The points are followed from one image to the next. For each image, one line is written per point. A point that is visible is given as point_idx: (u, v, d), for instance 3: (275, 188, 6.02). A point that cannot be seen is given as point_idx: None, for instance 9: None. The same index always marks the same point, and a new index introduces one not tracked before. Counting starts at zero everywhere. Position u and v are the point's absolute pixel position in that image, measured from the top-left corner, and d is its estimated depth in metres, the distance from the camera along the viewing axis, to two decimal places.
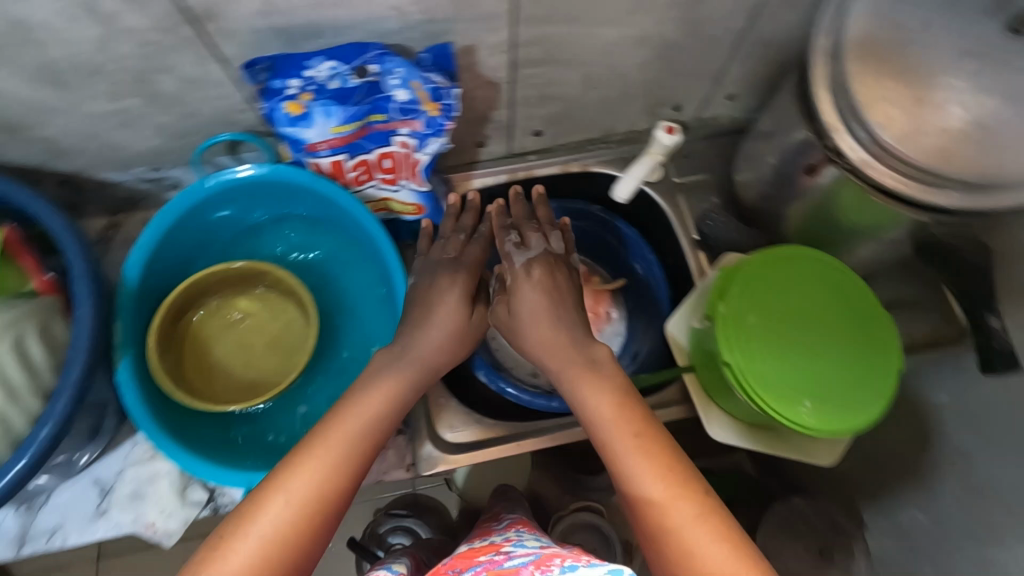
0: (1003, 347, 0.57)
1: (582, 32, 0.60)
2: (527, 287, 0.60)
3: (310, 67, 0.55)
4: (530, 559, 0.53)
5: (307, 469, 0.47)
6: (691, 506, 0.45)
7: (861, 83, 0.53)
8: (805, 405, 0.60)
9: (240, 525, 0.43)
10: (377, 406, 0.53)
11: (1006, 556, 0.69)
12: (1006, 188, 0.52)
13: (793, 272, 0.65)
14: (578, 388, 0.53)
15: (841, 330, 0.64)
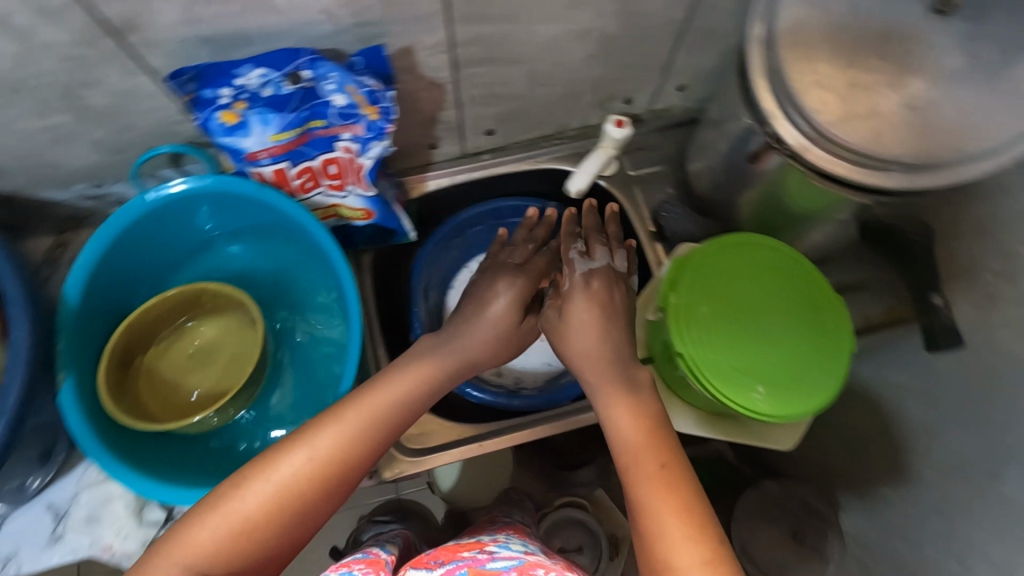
0: (945, 323, 0.62)
1: (522, 29, 0.60)
2: (582, 295, 0.62)
3: (240, 75, 0.53)
4: (513, 564, 0.52)
5: (331, 432, 0.51)
6: (685, 530, 0.47)
7: (794, 69, 0.54)
8: (759, 391, 0.61)
9: (264, 471, 0.49)
10: (407, 391, 0.56)
11: (971, 528, 0.71)
12: (943, 166, 0.53)
13: (747, 260, 0.67)
14: (610, 407, 0.55)
15: (793, 315, 0.64)
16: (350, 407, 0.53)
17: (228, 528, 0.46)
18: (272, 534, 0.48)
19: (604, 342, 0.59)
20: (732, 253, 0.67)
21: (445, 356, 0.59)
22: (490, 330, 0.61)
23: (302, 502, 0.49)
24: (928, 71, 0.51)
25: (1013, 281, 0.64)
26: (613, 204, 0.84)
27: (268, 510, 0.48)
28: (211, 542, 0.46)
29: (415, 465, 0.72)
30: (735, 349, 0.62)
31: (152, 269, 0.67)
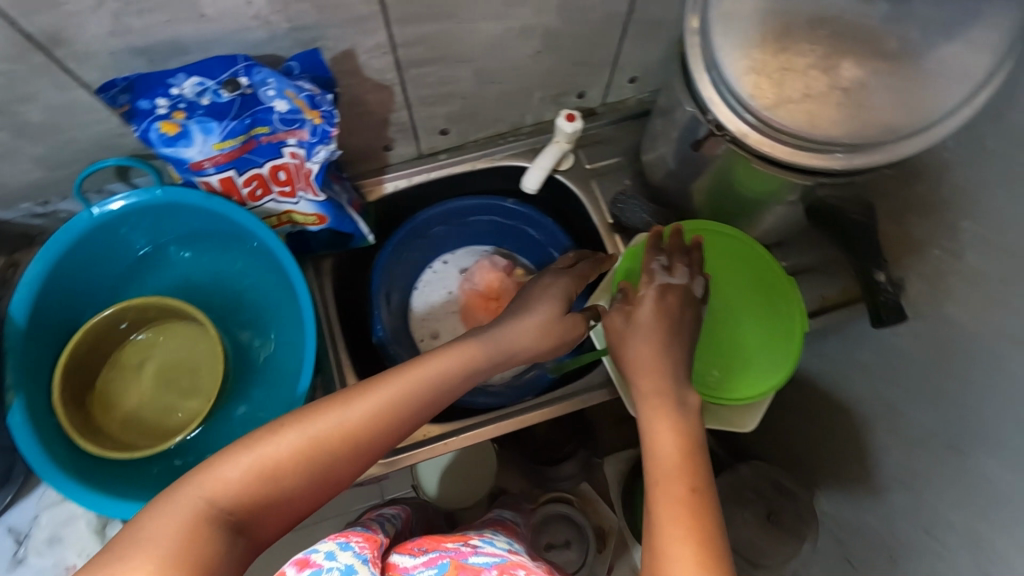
0: (888, 300, 0.66)
1: (462, 27, 0.60)
2: (650, 305, 0.58)
3: (175, 84, 0.53)
4: (495, 561, 0.49)
5: (372, 398, 0.49)
6: (687, 545, 0.44)
7: (728, 57, 0.55)
8: (711, 374, 0.65)
9: (301, 424, 0.46)
10: (451, 370, 0.53)
11: (935, 499, 0.71)
12: (873, 146, 0.55)
13: (709, 247, 0.69)
14: (651, 421, 0.53)
15: (748, 300, 0.68)
16: (394, 377, 0.51)
17: (255, 472, 0.44)
18: (295, 490, 0.45)
19: (664, 355, 0.56)
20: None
21: (490, 344, 0.57)
22: (530, 327, 0.59)
23: (329, 465, 0.46)
24: (854, 53, 0.52)
25: (958, 254, 0.65)
26: (571, 198, 0.85)
27: (297, 464, 0.45)
28: (236, 482, 0.44)
29: (384, 466, 0.71)
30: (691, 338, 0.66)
31: (106, 286, 0.67)
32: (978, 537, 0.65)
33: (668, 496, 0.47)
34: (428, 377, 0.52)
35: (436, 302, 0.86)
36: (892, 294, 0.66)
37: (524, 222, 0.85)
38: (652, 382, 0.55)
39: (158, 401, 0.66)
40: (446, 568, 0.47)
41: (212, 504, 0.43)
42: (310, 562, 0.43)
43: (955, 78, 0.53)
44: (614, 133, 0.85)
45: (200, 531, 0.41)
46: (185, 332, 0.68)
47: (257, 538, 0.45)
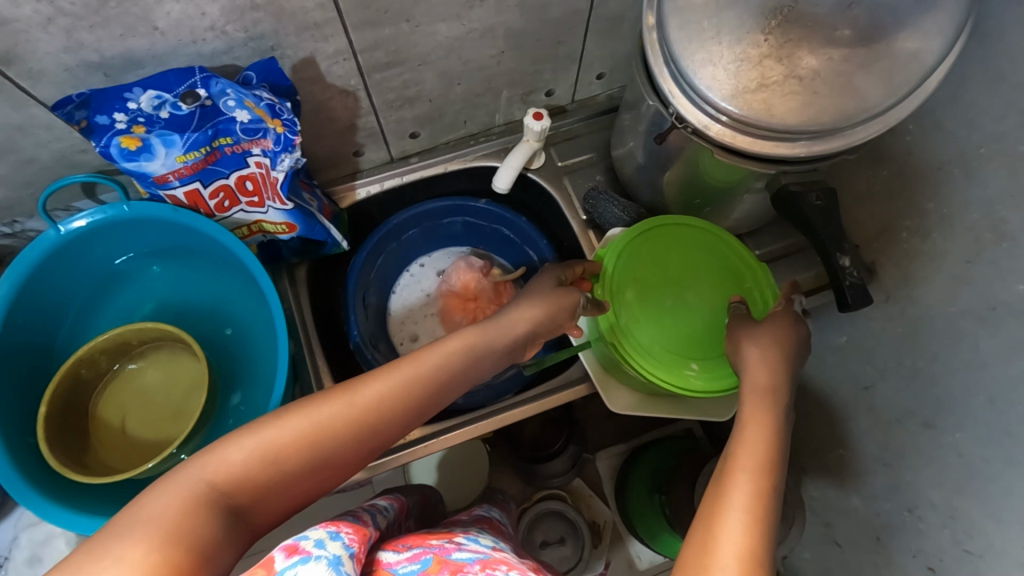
0: (851, 284, 0.66)
1: (421, 29, 0.60)
2: (784, 321, 0.58)
3: (132, 99, 0.52)
4: (478, 556, 0.49)
5: (379, 386, 0.49)
6: (745, 527, 0.43)
7: (683, 49, 0.56)
8: (692, 367, 0.64)
9: (308, 409, 0.46)
10: (458, 359, 0.54)
11: (914, 478, 0.69)
12: (830, 132, 0.56)
13: (676, 241, 0.69)
14: (751, 422, 0.51)
15: (721, 289, 0.68)
16: (401, 366, 0.51)
17: (260, 453, 0.43)
18: (298, 476, 0.44)
19: (781, 370, 0.54)
20: (656, 236, 0.70)
21: (484, 324, 0.59)
22: (512, 324, 0.59)
23: (334, 451, 0.46)
24: (806, 42, 0.52)
25: (926, 235, 0.65)
26: (544, 196, 0.85)
27: (302, 448, 0.44)
28: (243, 465, 0.42)
29: (367, 471, 0.71)
30: (663, 331, 0.66)
31: (73, 303, 0.66)
32: (952, 509, 0.64)
33: (740, 479, 0.46)
34: (435, 367, 0.52)
35: (416, 304, 0.87)
36: (856, 278, 0.66)
37: (499, 222, 0.85)
38: (765, 381, 0.53)
39: (165, 422, 0.66)
40: (429, 563, 0.46)
41: (217, 485, 0.41)
42: (300, 548, 0.38)
43: (908, 63, 0.53)
44: (585, 129, 0.86)
45: (202, 513, 0.39)
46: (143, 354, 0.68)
47: (252, 527, 0.43)
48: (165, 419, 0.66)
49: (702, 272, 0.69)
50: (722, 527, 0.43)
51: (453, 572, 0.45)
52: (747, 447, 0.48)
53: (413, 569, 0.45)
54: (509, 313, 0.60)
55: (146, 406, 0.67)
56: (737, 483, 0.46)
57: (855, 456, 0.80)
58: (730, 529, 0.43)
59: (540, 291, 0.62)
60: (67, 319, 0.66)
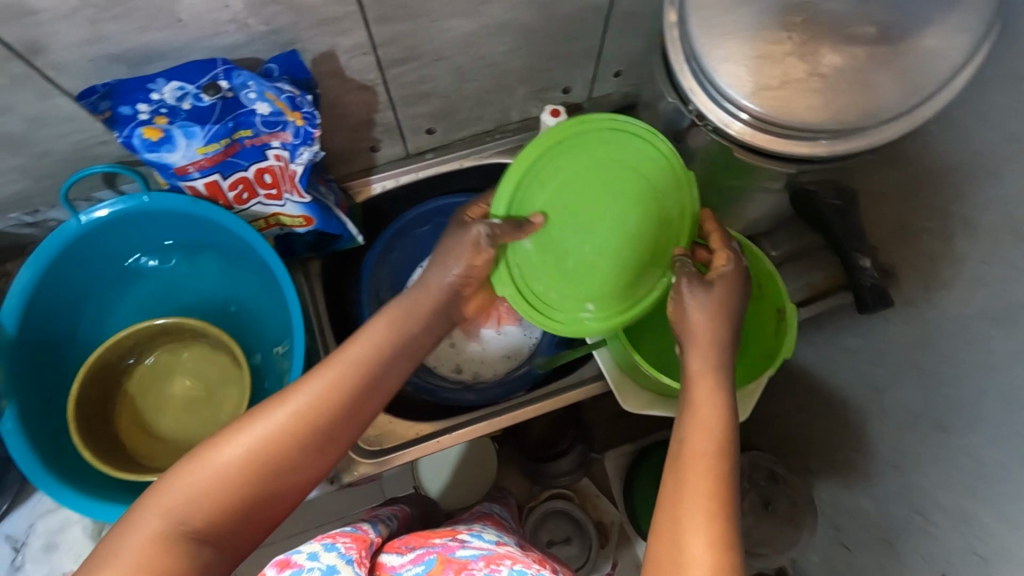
0: (869, 284, 0.70)
1: (439, 24, 0.60)
2: (723, 280, 0.54)
3: (155, 90, 0.53)
4: (482, 552, 0.49)
5: (313, 383, 0.49)
6: (714, 529, 0.43)
7: (707, 45, 0.55)
8: (587, 309, 0.63)
9: (245, 424, 0.46)
10: (387, 343, 0.54)
11: (926, 482, 0.69)
12: (851, 130, 0.55)
13: (586, 161, 0.62)
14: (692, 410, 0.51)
15: (636, 214, 0.61)
16: (332, 361, 0.51)
17: (207, 480, 0.43)
18: (255, 492, 0.45)
19: (717, 344, 0.52)
20: (569, 156, 0.62)
21: (406, 296, 0.58)
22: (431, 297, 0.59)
23: (282, 460, 0.46)
24: (826, 41, 0.52)
25: (947, 239, 0.64)
26: None
27: (249, 463, 0.45)
28: (192, 493, 0.43)
29: (377, 466, 0.69)
30: (564, 269, 0.62)
31: (92, 294, 0.67)
32: (967, 515, 0.63)
33: (696, 480, 0.46)
34: (367, 355, 0.52)
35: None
36: (875, 280, 0.70)
37: None
38: (709, 359, 0.52)
39: (201, 399, 0.67)
40: (433, 564, 0.46)
41: (171, 516, 0.42)
42: (291, 563, 0.40)
43: (931, 63, 0.53)
44: None
45: (169, 547, 0.41)
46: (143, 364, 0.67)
47: (235, 547, 0.44)
48: (200, 398, 0.67)
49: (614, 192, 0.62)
50: (687, 531, 0.44)
51: (457, 572, 0.45)
52: (696, 445, 0.48)
53: (417, 572, 0.45)
54: (426, 279, 0.60)
55: (172, 396, 0.67)
56: (693, 484, 0.46)
57: (866, 459, 0.80)
58: (694, 532, 0.43)
59: (448, 248, 0.60)
60: (86, 309, 0.67)
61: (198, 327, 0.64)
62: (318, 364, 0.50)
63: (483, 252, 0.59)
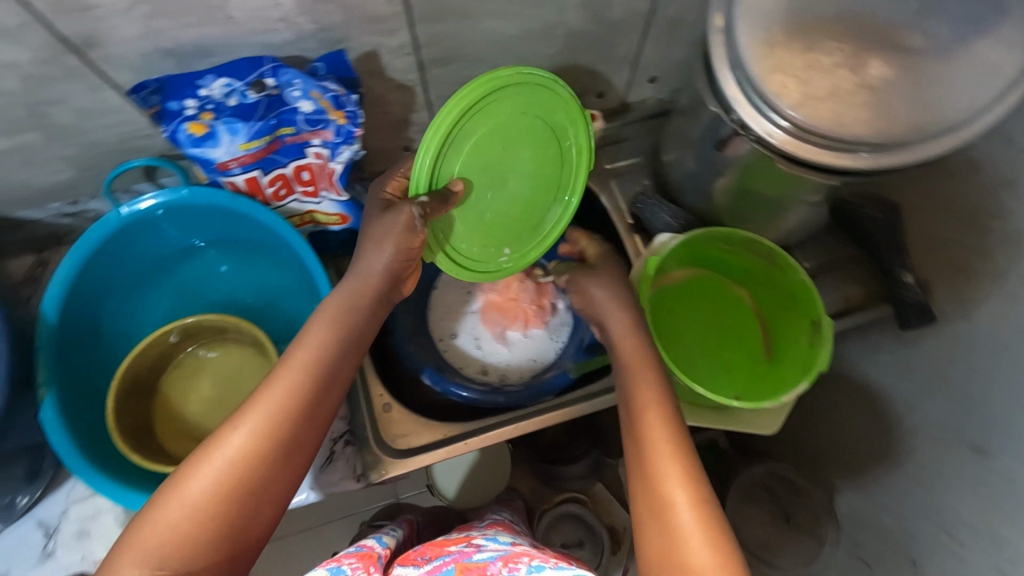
0: (908, 300, 0.70)
1: (482, 27, 0.60)
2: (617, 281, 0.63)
3: (203, 86, 0.54)
4: (498, 554, 0.49)
5: (266, 396, 0.45)
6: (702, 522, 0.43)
7: (755, 54, 0.54)
8: (504, 253, 0.66)
9: (203, 456, 0.42)
10: (334, 337, 0.50)
11: (955, 500, 0.68)
12: (901, 144, 0.53)
13: (505, 117, 0.58)
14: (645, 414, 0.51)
15: (540, 159, 0.63)
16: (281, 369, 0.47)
17: (177, 518, 0.40)
18: (231, 523, 0.41)
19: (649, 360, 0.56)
20: (488, 113, 0.57)
21: (345, 284, 0.54)
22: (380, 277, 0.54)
23: (252, 478, 0.42)
24: (880, 53, 0.52)
25: (988, 255, 0.63)
26: (590, 198, 0.85)
27: (216, 495, 0.41)
28: (163, 540, 0.39)
29: (401, 467, 0.68)
30: (480, 221, 0.63)
31: (129, 284, 0.68)
32: (997, 536, 0.62)
33: (671, 483, 0.46)
34: (317, 354, 0.48)
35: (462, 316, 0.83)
36: (917, 297, 0.69)
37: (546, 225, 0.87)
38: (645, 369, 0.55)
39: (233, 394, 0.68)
40: (452, 572, 0.46)
41: (149, 563, 0.39)
42: None
43: (981, 79, 0.52)
44: (633, 132, 0.85)
45: None
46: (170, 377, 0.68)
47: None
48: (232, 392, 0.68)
49: (523, 141, 0.61)
50: (681, 530, 0.43)
51: None
52: (661, 449, 0.48)
53: None
54: (362, 262, 0.55)
55: (206, 396, 0.68)
56: (669, 485, 0.46)
57: (890, 475, 0.79)
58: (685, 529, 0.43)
59: (376, 234, 0.55)
60: (122, 299, 0.68)
61: (219, 319, 0.65)
62: (265, 377, 0.47)
63: (419, 234, 0.54)
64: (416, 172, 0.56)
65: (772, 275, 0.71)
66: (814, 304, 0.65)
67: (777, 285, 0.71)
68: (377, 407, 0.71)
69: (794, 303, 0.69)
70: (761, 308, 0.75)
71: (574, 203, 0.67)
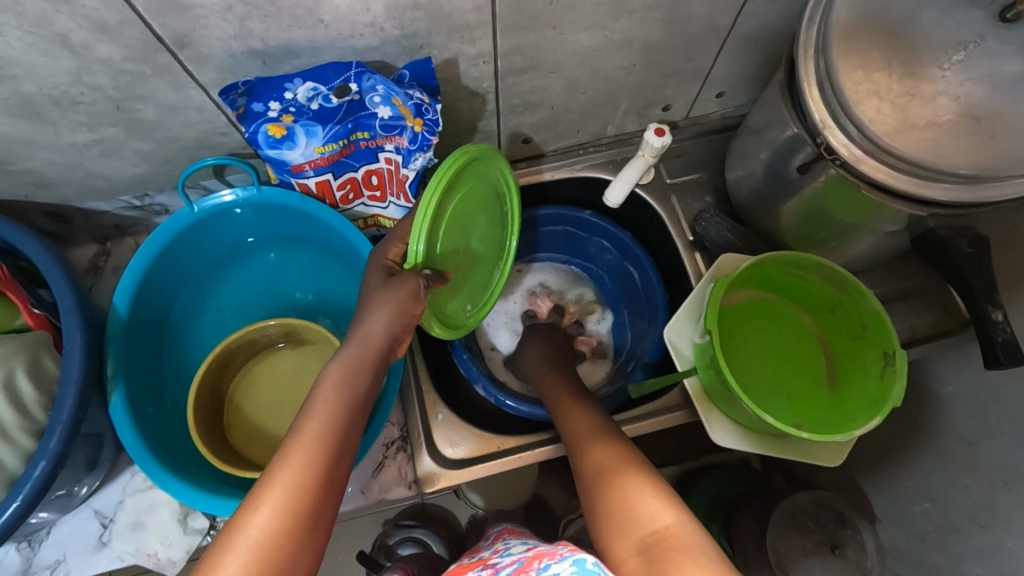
0: (1008, 339, 0.58)
1: (563, 37, 0.59)
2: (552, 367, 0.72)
3: (290, 89, 0.53)
4: (514, 567, 0.47)
5: (282, 470, 0.43)
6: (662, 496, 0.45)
7: (849, 78, 0.52)
8: (468, 308, 0.67)
9: (228, 541, 0.41)
10: (342, 399, 0.48)
11: (1016, 544, 0.63)
12: (997, 179, 0.50)
13: (470, 181, 0.61)
14: (632, 487, 0.47)
15: (489, 218, 0.66)
16: (295, 438, 0.45)
17: None
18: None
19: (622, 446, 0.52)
20: (460, 177, 0.59)
21: (343, 350, 0.51)
22: (376, 337, 0.51)
23: (281, 564, 0.40)
24: (988, 80, 0.49)
25: None
26: (647, 211, 0.83)
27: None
28: None
29: (450, 480, 0.67)
30: (454, 282, 0.63)
31: (196, 277, 0.70)
32: None
33: (627, 480, 0.47)
34: (329, 425, 0.46)
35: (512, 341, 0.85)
36: (1010, 334, 0.58)
37: (600, 235, 0.85)
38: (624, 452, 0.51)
39: (286, 388, 0.70)
40: None
41: None
42: None
43: None
44: (695, 147, 0.83)
45: None
46: (239, 392, 0.69)
47: None
48: (286, 390, 0.70)
49: (478, 202, 0.64)
50: (642, 509, 0.45)
51: None
52: (660, 527, 0.43)
53: None
54: (360, 327, 0.52)
55: (274, 401, 0.69)
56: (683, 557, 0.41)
57: (942, 513, 0.74)
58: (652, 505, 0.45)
59: (378, 296, 0.52)
60: (189, 291, 0.70)
61: (243, 332, 0.66)
62: (277, 452, 0.45)
63: (423, 301, 0.52)
64: (414, 239, 0.54)
65: (842, 302, 0.68)
66: (887, 335, 0.63)
67: (846, 314, 0.69)
68: (427, 412, 0.70)
69: (864, 333, 0.67)
70: (824, 335, 0.73)
71: (514, 249, 0.72)
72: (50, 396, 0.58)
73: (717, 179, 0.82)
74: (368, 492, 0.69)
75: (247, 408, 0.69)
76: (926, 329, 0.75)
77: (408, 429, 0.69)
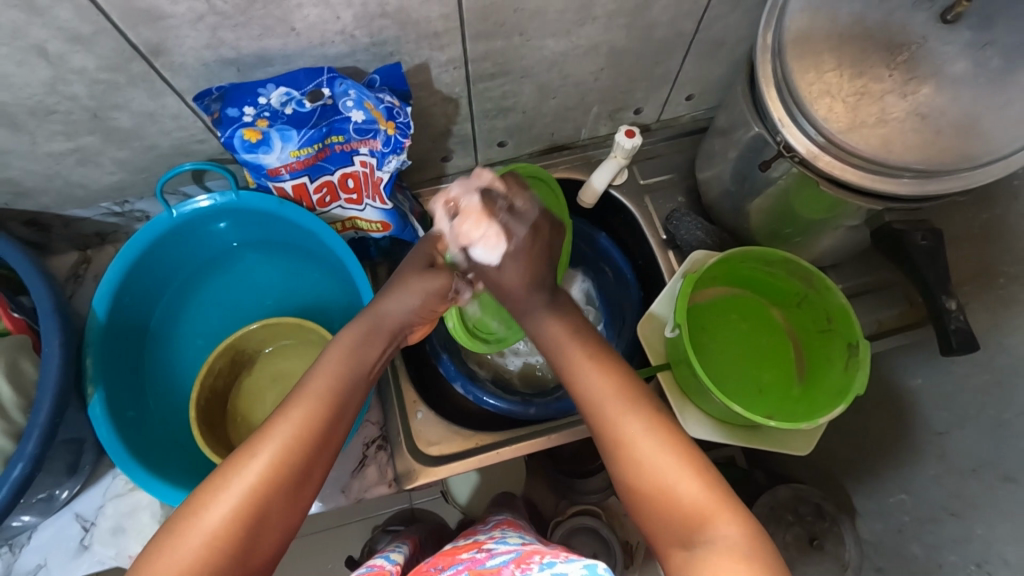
0: (960, 327, 0.61)
1: (530, 43, 0.61)
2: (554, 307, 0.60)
3: (263, 94, 0.55)
4: (511, 556, 0.50)
5: (284, 424, 0.49)
6: (649, 433, 0.51)
7: (803, 78, 0.54)
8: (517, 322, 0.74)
9: (222, 485, 0.45)
10: (343, 368, 0.54)
11: (988, 531, 0.65)
12: (946, 171, 0.52)
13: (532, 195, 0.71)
14: (646, 448, 0.50)
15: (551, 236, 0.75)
16: (298, 400, 0.51)
17: (200, 547, 0.42)
18: (238, 548, 0.43)
19: (633, 392, 0.53)
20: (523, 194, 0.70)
21: (354, 323, 0.57)
22: (394, 312, 0.58)
23: (268, 506, 0.45)
24: (932, 78, 0.51)
25: None
26: (623, 213, 0.85)
27: (233, 522, 0.44)
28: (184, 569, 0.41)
29: (429, 475, 0.68)
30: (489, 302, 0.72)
31: (177, 281, 0.71)
32: None
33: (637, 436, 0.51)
34: (327, 388, 0.52)
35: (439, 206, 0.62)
36: (962, 322, 0.61)
37: (584, 243, 0.89)
38: (631, 405, 0.52)
39: (280, 386, 0.71)
40: None
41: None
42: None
43: None
44: (668, 149, 0.85)
45: None
46: (240, 388, 0.71)
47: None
48: (276, 392, 0.71)
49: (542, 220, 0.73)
50: (662, 472, 0.49)
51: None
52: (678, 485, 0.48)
53: None
54: (376, 305, 0.59)
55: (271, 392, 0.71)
56: (714, 520, 0.46)
57: (916, 503, 0.75)
58: (641, 447, 0.50)
59: (405, 280, 0.60)
60: (170, 295, 0.71)
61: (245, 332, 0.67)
62: (280, 408, 0.50)
63: (445, 301, 0.62)
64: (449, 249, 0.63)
65: (809, 296, 0.70)
66: (851, 327, 0.65)
67: (812, 307, 0.71)
68: (409, 412, 0.72)
69: (830, 325, 0.69)
70: (795, 330, 0.75)
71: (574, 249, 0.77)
72: (29, 400, 0.59)
73: (689, 179, 0.84)
74: (348, 491, 0.68)
75: (236, 408, 0.70)
76: (895, 321, 0.77)
77: (390, 428, 0.70)
